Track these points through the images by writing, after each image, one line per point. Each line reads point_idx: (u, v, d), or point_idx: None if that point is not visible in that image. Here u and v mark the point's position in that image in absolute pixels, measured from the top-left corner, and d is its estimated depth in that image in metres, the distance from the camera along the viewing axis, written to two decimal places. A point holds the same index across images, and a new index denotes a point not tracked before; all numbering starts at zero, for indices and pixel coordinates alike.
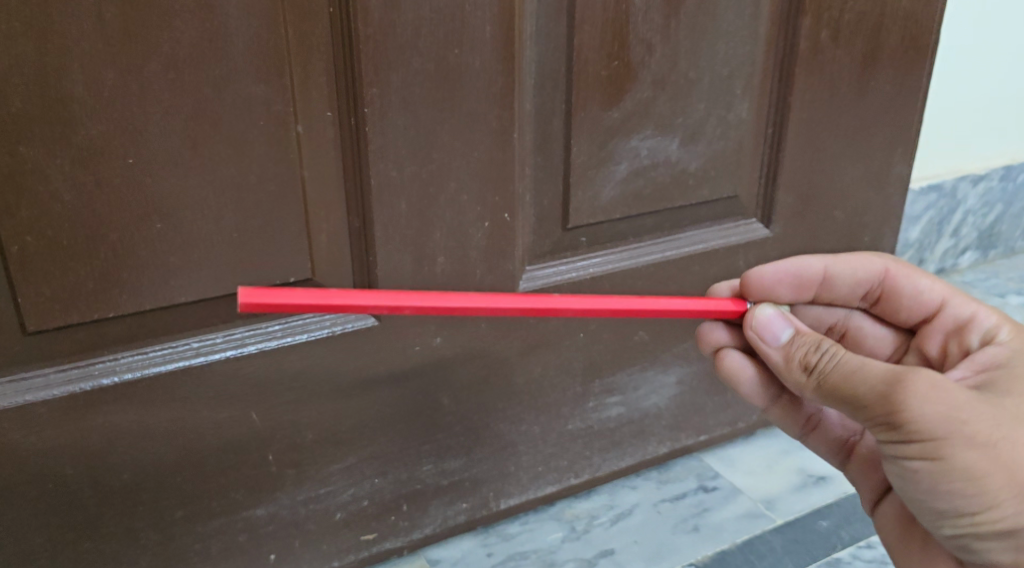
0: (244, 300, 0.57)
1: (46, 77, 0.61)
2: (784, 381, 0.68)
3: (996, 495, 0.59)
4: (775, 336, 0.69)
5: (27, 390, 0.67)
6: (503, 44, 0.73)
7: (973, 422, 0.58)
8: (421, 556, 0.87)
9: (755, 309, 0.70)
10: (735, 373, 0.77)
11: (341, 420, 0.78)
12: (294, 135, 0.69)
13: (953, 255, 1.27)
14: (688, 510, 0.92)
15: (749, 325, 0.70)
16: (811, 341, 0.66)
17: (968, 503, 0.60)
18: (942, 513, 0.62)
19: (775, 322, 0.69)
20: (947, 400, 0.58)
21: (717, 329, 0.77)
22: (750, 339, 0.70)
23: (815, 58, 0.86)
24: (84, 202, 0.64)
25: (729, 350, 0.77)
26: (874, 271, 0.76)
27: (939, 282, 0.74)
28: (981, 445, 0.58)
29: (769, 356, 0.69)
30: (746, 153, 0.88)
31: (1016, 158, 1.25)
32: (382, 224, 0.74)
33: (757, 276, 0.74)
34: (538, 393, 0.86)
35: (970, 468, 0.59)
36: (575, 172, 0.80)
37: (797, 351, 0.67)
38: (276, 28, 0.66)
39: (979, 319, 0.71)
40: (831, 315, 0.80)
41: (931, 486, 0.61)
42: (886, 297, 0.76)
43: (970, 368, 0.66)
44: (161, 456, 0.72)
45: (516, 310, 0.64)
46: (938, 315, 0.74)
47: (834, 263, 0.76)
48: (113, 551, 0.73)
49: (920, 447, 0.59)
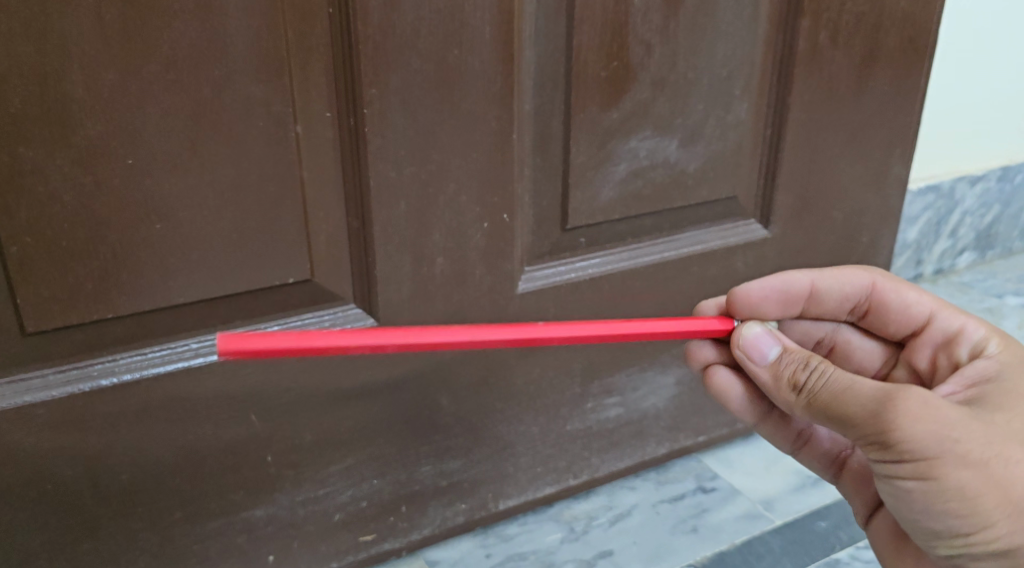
0: (224, 347, 0.57)
1: (45, 77, 0.61)
2: (774, 399, 0.68)
3: (990, 514, 0.59)
4: (762, 355, 0.69)
5: (25, 391, 0.67)
6: (502, 45, 0.73)
7: (964, 440, 0.58)
8: (420, 557, 0.87)
9: (742, 328, 0.70)
10: (724, 390, 0.77)
11: (339, 421, 0.78)
12: (293, 136, 0.69)
13: (951, 256, 1.28)
14: (686, 512, 0.92)
15: (736, 344, 0.70)
16: (798, 359, 0.67)
17: (963, 523, 0.60)
18: (936, 534, 0.61)
19: (762, 341, 0.69)
20: (938, 418, 0.58)
21: (706, 346, 0.77)
22: (738, 358, 0.70)
23: (813, 59, 0.86)
24: (83, 202, 0.64)
25: (718, 368, 0.77)
26: (861, 285, 0.75)
27: (927, 295, 0.74)
28: (973, 463, 0.58)
29: (756, 376, 0.69)
30: (745, 154, 0.88)
31: (1014, 159, 1.25)
32: (380, 225, 0.74)
33: (743, 293, 0.74)
34: (537, 394, 0.86)
35: (964, 487, 0.58)
36: (574, 173, 0.80)
37: (786, 370, 0.67)
38: (276, 29, 0.66)
39: (967, 331, 0.71)
40: (819, 329, 0.79)
41: (925, 506, 0.60)
42: (874, 310, 0.76)
43: (960, 383, 0.67)
44: (160, 457, 0.72)
45: (504, 340, 0.65)
46: (926, 328, 0.74)
47: (821, 277, 0.76)
48: (111, 552, 0.73)
49: (913, 467, 0.59)
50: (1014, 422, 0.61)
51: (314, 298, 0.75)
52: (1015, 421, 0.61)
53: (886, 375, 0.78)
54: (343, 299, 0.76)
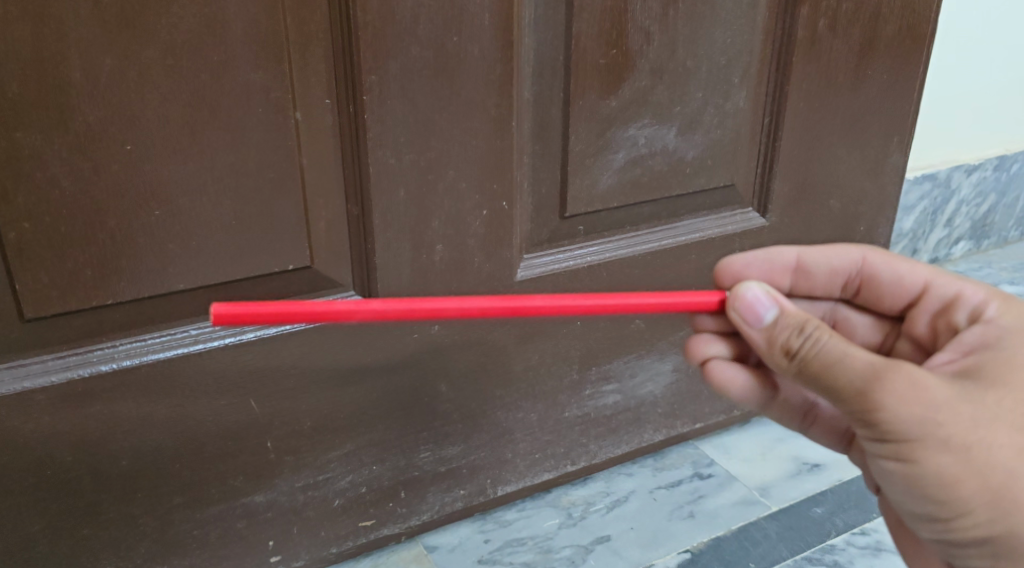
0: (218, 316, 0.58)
1: (43, 62, 0.61)
2: (766, 361, 0.65)
3: (969, 501, 0.60)
4: (758, 317, 0.64)
5: (24, 377, 0.67)
6: (502, 32, 0.73)
7: (949, 425, 0.59)
8: (419, 542, 0.87)
9: (737, 288, 0.65)
10: (723, 384, 0.75)
11: (339, 407, 0.78)
12: (293, 123, 0.69)
13: (947, 245, 1.28)
14: (682, 498, 0.92)
15: (733, 305, 0.65)
16: (794, 323, 0.62)
17: (941, 508, 0.61)
18: (918, 515, 0.63)
19: (761, 302, 0.64)
20: (924, 401, 0.58)
21: (708, 339, 0.76)
22: (734, 319, 0.65)
23: (812, 47, 0.86)
24: (81, 188, 0.64)
25: (715, 362, 0.76)
26: (851, 260, 0.75)
27: (921, 265, 0.73)
28: (954, 449, 0.59)
29: (751, 337, 0.65)
30: (743, 142, 0.88)
31: (1010, 148, 1.25)
32: (380, 212, 0.74)
33: (729, 266, 0.76)
34: (535, 380, 0.87)
35: (942, 472, 0.60)
36: (573, 160, 0.81)
37: (780, 335, 0.63)
38: (274, 15, 0.66)
39: (965, 296, 0.70)
40: (816, 309, 0.79)
41: (906, 487, 0.62)
42: (867, 286, 0.76)
43: (957, 350, 0.66)
44: (159, 443, 0.72)
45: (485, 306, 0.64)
46: (923, 297, 0.73)
47: (808, 251, 0.76)
48: (110, 537, 0.74)
49: (895, 448, 0.60)
50: (1006, 399, 0.60)
51: (314, 285, 0.75)
52: (1008, 398, 0.60)
53: (890, 347, 0.77)
54: (343, 286, 0.76)
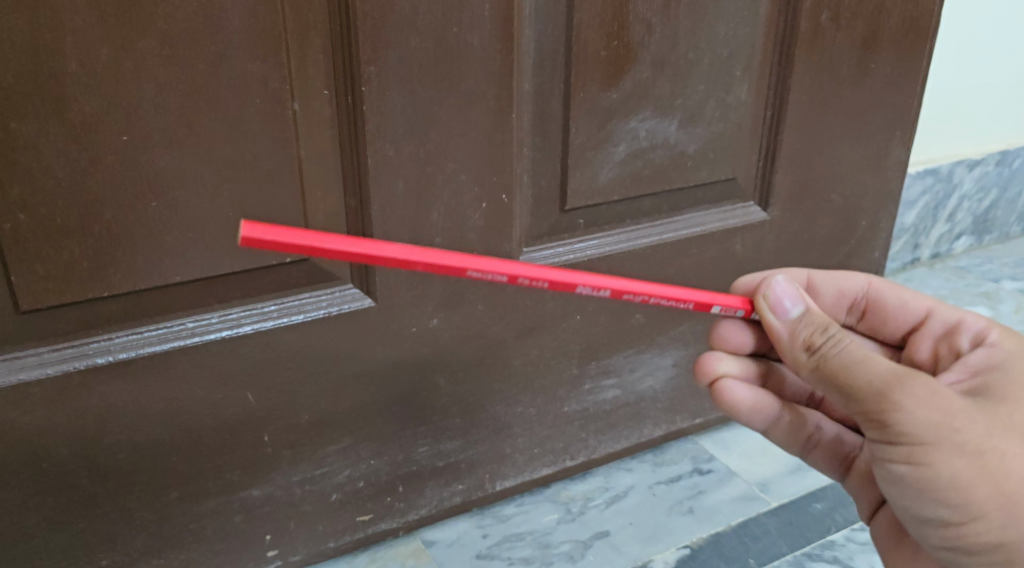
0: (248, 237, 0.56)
1: (38, 51, 0.60)
2: (784, 357, 0.65)
3: (982, 506, 0.59)
4: (783, 311, 0.65)
5: (19, 369, 0.66)
6: (503, 23, 0.73)
7: (964, 430, 0.58)
8: (417, 537, 0.87)
9: (768, 282, 0.66)
10: (733, 403, 0.75)
11: (337, 401, 0.78)
12: (290, 114, 0.68)
13: (947, 241, 1.27)
14: (682, 493, 0.92)
15: (762, 297, 0.67)
16: (818, 322, 0.63)
17: (953, 513, 0.60)
18: (927, 522, 0.62)
19: (786, 297, 0.65)
20: (941, 406, 0.58)
21: (717, 357, 0.76)
22: (760, 309, 0.66)
23: (815, 39, 0.85)
24: (78, 179, 0.64)
25: (725, 382, 0.75)
26: (857, 285, 0.75)
27: (924, 294, 0.73)
28: (969, 453, 0.58)
29: (773, 330, 0.65)
30: (744, 135, 0.88)
31: (1013, 142, 1.25)
32: (378, 205, 0.73)
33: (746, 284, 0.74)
34: (534, 375, 0.86)
35: (957, 475, 0.59)
36: (573, 153, 0.80)
37: (802, 332, 0.63)
38: (272, 5, 0.65)
39: (967, 323, 0.70)
40: None
41: (916, 492, 0.61)
42: (872, 310, 0.75)
43: (963, 371, 0.66)
44: (156, 436, 0.72)
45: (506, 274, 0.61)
46: (925, 323, 0.72)
47: (817, 273, 0.76)
48: (106, 532, 0.73)
49: (908, 451, 0.59)
50: (1017, 413, 0.60)
51: (311, 279, 0.74)
52: (1019, 412, 0.60)
53: None
54: (340, 280, 0.75)
